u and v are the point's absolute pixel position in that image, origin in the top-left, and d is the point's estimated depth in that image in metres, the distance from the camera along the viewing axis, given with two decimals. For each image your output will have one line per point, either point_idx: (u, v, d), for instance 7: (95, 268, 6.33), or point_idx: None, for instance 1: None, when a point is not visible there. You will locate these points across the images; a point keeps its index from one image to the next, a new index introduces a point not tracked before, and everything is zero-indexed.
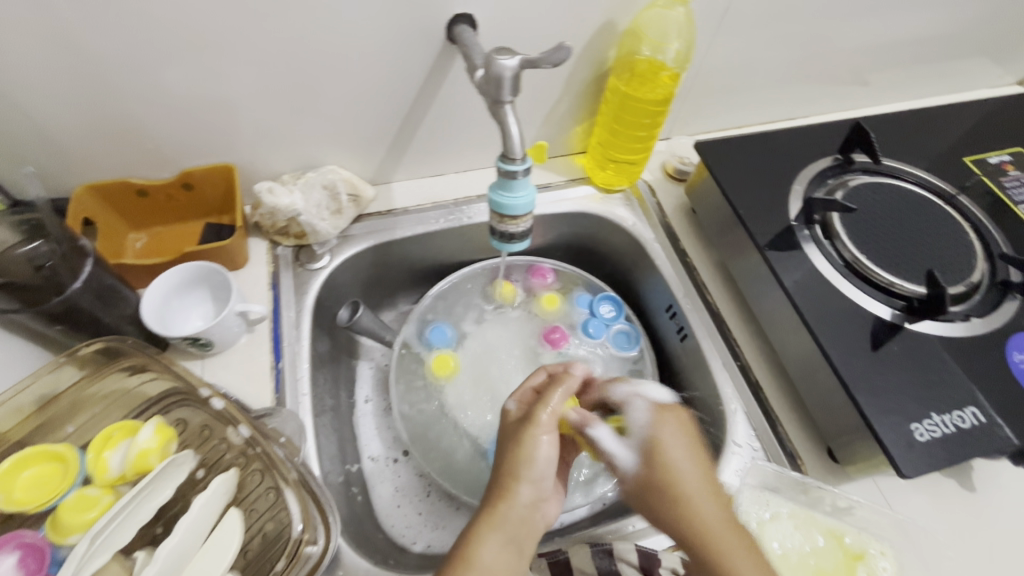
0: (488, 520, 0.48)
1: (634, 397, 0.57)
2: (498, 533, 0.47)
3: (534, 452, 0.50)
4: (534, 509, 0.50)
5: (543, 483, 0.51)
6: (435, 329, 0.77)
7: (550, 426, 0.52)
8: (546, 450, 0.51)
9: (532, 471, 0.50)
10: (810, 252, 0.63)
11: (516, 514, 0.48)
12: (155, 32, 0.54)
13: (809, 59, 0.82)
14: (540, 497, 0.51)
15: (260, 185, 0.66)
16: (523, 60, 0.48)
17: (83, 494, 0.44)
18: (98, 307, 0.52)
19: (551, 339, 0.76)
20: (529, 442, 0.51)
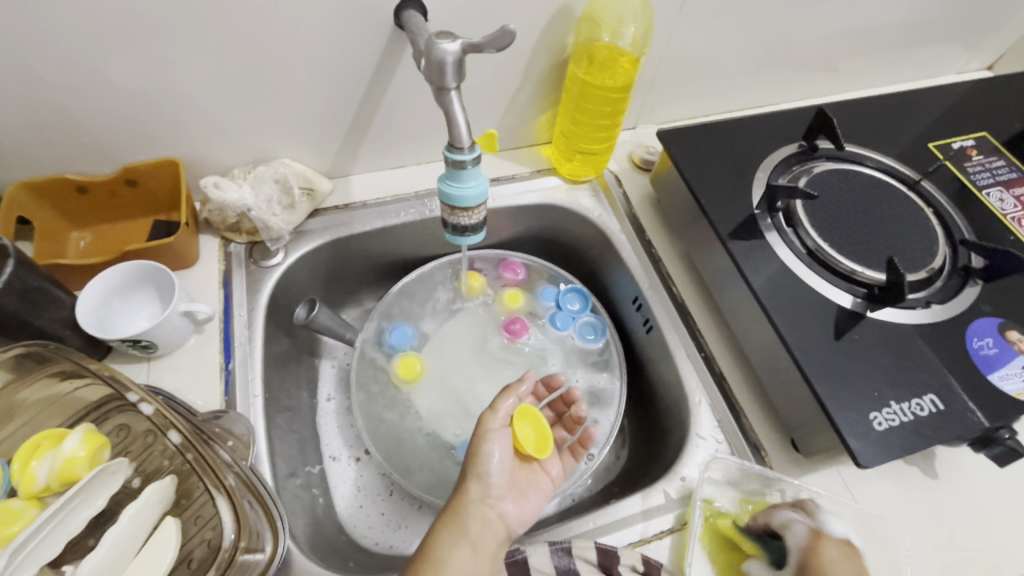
0: (445, 519, 0.54)
1: (792, 520, 0.52)
2: (450, 528, 0.53)
3: (484, 451, 0.58)
4: (483, 509, 0.55)
5: (489, 481, 0.57)
6: (396, 329, 0.75)
7: (496, 427, 0.59)
8: (493, 449, 0.58)
9: (479, 469, 0.57)
10: (772, 241, 0.62)
11: (469, 511, 0.54)
12: (80, 20, 0.51)
13: (774, 45, 0.80)
14: (489, 496, 0.56)
15: (206, 180, 0.63)
16: (465, 44, 0.46)
17: (6, 507, 0.41)
18: (27, 310, 0.49)
19: (512, 330, 0.74)
20: (479, 441, 0.58)
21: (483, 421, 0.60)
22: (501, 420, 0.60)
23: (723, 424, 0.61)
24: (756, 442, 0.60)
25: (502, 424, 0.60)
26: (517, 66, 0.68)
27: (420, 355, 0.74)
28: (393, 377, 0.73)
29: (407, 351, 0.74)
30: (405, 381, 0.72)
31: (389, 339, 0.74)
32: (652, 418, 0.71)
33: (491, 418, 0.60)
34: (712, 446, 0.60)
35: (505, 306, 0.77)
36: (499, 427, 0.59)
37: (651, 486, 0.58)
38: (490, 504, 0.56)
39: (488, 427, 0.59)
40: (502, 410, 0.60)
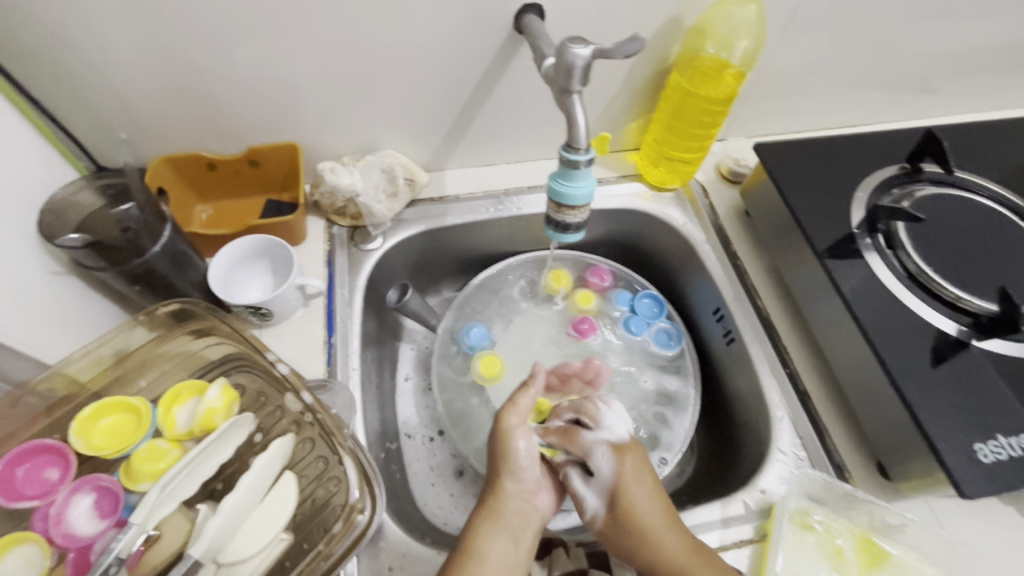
0: (487, 517, 0.54)
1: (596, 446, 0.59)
2: (495, 527, 0.53)
3: (508, 448, 0.57)
4: (518, 504, 0.56)
5: (525, 475, 0.57)
6: (472, 328, 0.77)
7: (518, 423, 0.58)
8: (520, 445, 0.57)
9: (513, 466, 0.57)
10: (872, 261, 0.61)
11: (507, 506, 0.55)
12: (236, 23, 0.55)
13: (877, 65, 0.79)
14: (524, 491, 0.57)
15: (323, 165, 0.68)
16: (596, 50, 0.48)
17: (154, 446, 0.46)
18: (172, 272, 0.55)
19: (580, 330, 0.76)
20: (506, 441, 0.58)
21: (501, 421, 0.59)
22: (523, 415, 0.59)
23: (806, 442, 0.60)
24: (840, 463, 0.59)
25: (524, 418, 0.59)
26: (620, 74, 0.69)
27: (499, 355, 0.76)
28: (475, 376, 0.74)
29: (486, 350, 0.76)
30: (486, 378, 0.73)
31: (467, 338, 0.76)
32: (726, 430, 0.71)
33: (511, 417, 0.58)
34: (793, 462, 0.59)
35: (577, 307, 0.79)
36: (522, 423, 0.58)
37: (730, 496, 0.58)
38: (525, 497, 0.57)
39: (511, 425, 0.58)
40: (522, 407, 0.59)
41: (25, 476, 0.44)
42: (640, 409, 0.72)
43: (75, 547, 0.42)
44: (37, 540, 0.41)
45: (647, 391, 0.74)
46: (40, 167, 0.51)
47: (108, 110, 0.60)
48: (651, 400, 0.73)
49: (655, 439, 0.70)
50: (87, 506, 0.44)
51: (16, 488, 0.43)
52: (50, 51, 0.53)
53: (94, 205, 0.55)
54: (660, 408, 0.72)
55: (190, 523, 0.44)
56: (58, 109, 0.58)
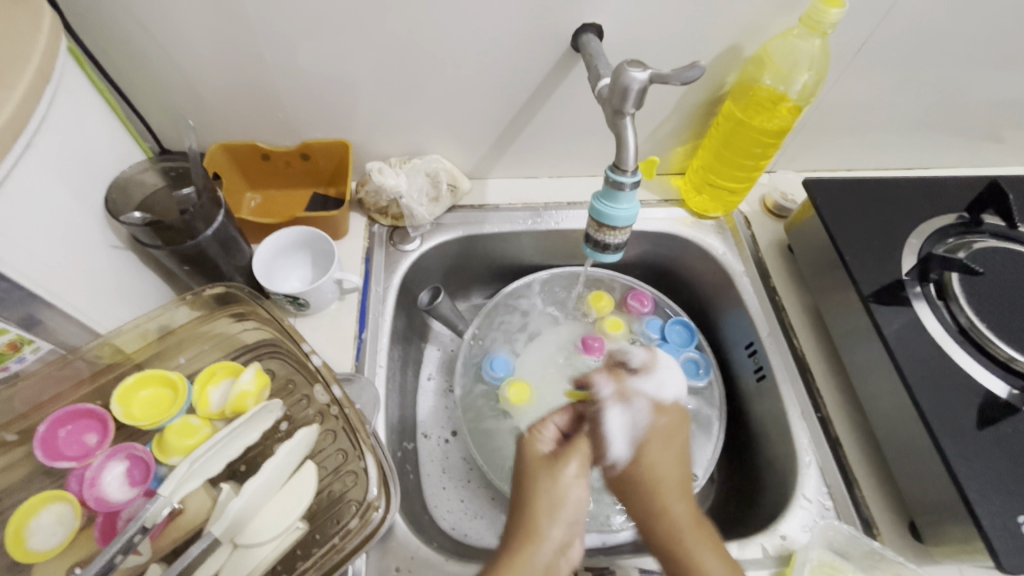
0: (513, 560, 0.47)
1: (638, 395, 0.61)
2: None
3: (561, 494, 0.52)
4: (557, 559, 0.49)
5: (573, 527, 0.51)
6: (495, 357, 0.76)
7: (578, 472, 0.54)
8: (574, 491, 0.53)
9: (565, 514, 0.52)
10: (920, 310, 0.59)
11: (542, 558, 0.48)
12: (305, 26, 0.58)
13: (941, 109, 0.76)
14: (564, 545, 0.50)
15: (371, 165, 0.70)
16: (654, 74, 0.48)
17: (187, 422, 0.48)
18: (221, 256, 0.57)
19: (588, 345, 0.75)
20: (557, 484, 0.53)
21: (551, 468, 0.54)
22: (582, 464, 0.55)
23: (833, 491, 0.58)
24: (868, 517, 0.57)
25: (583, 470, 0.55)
26: (673, 97, 0.69)
27: (525, 379, 0.75)
28: (503, 402, 0.73)
29: (512, 377, 0.75)
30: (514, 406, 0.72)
31: (491, 368, 0.75)
32: (750, 469, 0.69)
33: (568, 469, 0.54)
34: (817, 511, 0.57)
35: (605, 333, 0.77)
36: (581, 473, 0.54)
37: (748, 538, 0.56)
38: (559, 550, 0.50)
39: (569, 472, 0.54)
40: (581, 458, 0.56)
41: (66, 437, 0.46)
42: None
43: (104, 512, 0.44)
44: (69, 500, 0.43)
45: None
46: (114, 144, 0.54)
47: (178, 98, 0.63)
48: None
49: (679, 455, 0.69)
50: (120, 473, 0.45)
51: (56, 447, 0.45)
52: (134, 37, 0.56)
53: (156, 185, 0.57)
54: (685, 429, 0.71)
55: (212, 501, 0.45)
56: (134, 92, 0.61)
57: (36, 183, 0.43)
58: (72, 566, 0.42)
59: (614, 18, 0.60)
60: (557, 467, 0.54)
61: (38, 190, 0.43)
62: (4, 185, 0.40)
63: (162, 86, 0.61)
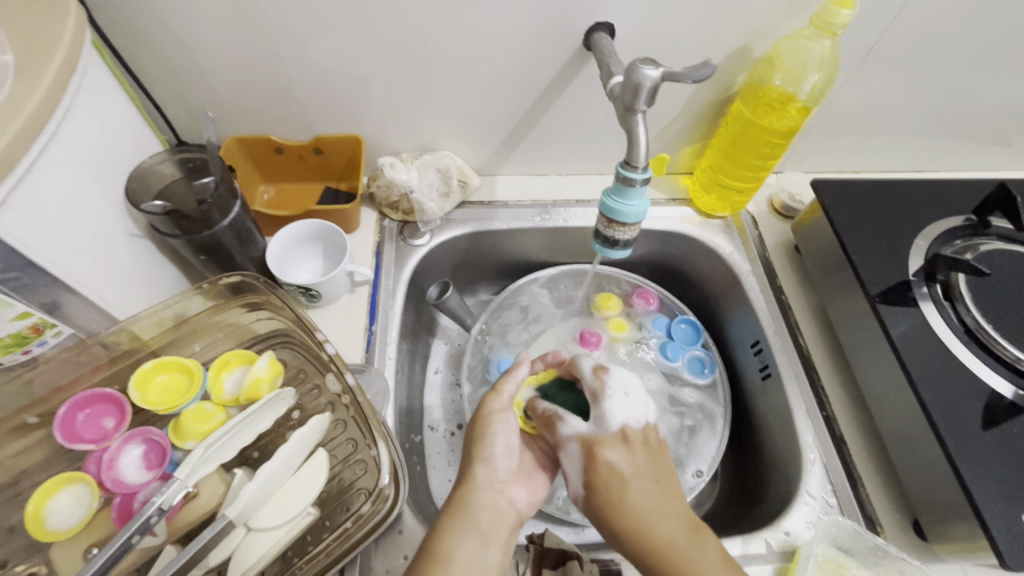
0: (450, 513, 0.50)
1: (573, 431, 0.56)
2: (457, 521, 0.49)
3: (486, 432, 0.55)
4: (492, 496, 0.52)
5: (496, 463, 0.54)
6: (502, 359, 0.76)
7: (500, 409, 0.56)
8: (497, 431, 0.55)
9: (485, 452, 0.54)
10: (926, 310, 0.59)
11: (477, 499, 0.51)
12: (321, 22, 0.59)
13: (950, 113, 0.77)
14: (496, 480, 0.53)
15: (383, 160, 0.71)
16: (666, 72, 0.49)
17: (202, 408, 0.49)
18: (235, 246, 0.58)
19: (585, 339, 0.77)
20: (483, 424, 0.55)
21: (484, 404, 0.56)
22: (506, 401, 0.56)
23: (837, 488, 0.59)
24: (872, 515, 0.57)
25: (508, 405, 0.56)
26: (682, 97, 0.70)
27: None
28: None
29: None
30: None
31: (497, 369, 0.75)
32: (755, 467, 0.69)
33: (495, 401, 0.56)
34: (821, 508, 0.57)
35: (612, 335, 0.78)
36: (504, 409, 0.56)
37: (752, 533, 0.56)
38: (498, 487, 0.53)
39: (492, 409, 0.56)
40: (506, 394, 0.57)
41: (84, 421, 0.47)
42: (665, 419, 0.72)
43: (121, 493, 0.44)
44: (87, 481, 0.44)
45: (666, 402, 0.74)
46: (134, 135, 0.55)
47: (196, 91, 0.64)
48: (674, 419, 0.72)
49: (686, 450, 0.70)
50: (136, 456, 0.46)
51: (75, 431, 0.47)
52: (154, 32, 0.57)
53: (174, 176, 0.59)
54: (689, 423, 0.72)
55: (225, 486, 0.46)
56: (154, 85, 0.62)
57: (61, 171, 0.44)
58: (89, 547, 0.43)
59: (626, 17, 0.60)
60: (480, 412, 0.56)
61: (63, 178, 0.44)
62: (32, 171, 0.41)
63: (181, 80, 0.62)
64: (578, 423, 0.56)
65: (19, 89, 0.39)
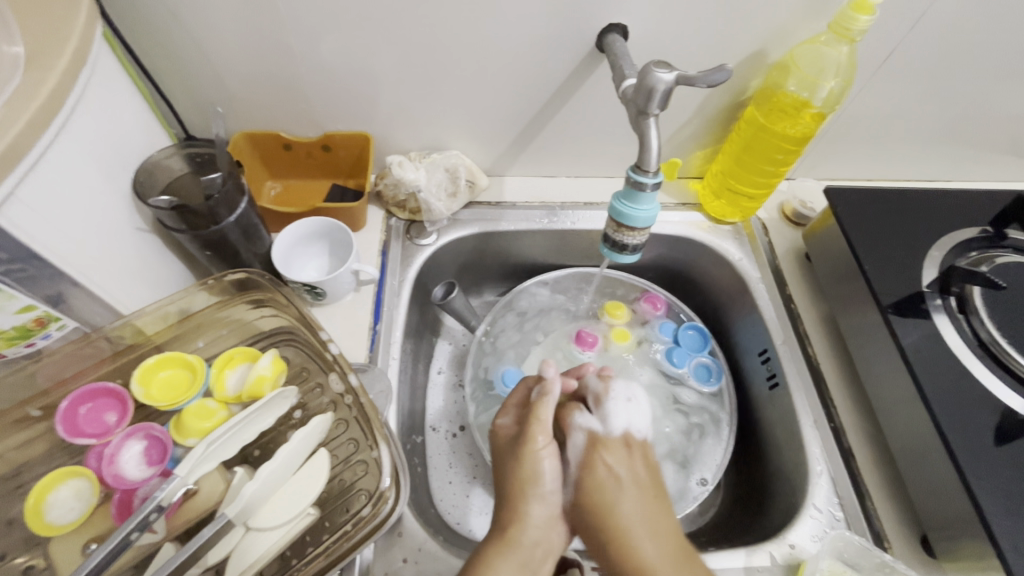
0: (502, 548, 0.48)
1: (578, 433, 0.57)
2: (512, 558, 0.47)
3: (535, 469, 0.52)
4: (544, 533, 0.50)
5: (550, 499, 0.52)
6: (507, 371, 0.75)
7: (546, 442, 0.53)
8: (546, 465, 0.52)
9: (540, 489, 0.52)
10: (940, 323, 0.58)
11: (529, 536, 0.49)
12: (332, 19, 0.58)
13: (968, 122, 0.75)
14: (551, 517, 0.51)
15: (392, 158, 0.70)
16: (680, 76, 0.48)
17: (205, 404, 0.49)
18: (241, 243, 0.58)
19: (582, 338, 0.76)
20: (531, 460, 0.52)
21: (529, 434, 0.53)
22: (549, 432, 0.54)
23: (844, 501, 0.58)
24: (879, 530, 0.56)
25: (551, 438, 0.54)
26: (695, 100, 0.69)
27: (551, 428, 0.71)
28: None
29: None
30: None
31: (501, 381, 0.74)
32: (759, 477, 0.68)
33: (539, 432, 0.53)
34: (828, 521, 0.56)
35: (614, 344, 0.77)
36: (549, 442, 0.53)
37: (757, 545, 0.55)
38: (548, 525, 0.51)
39: (539, 445, 0.53)
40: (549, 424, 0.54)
41: (86, 415, 0.47)
42: (669, 418, 0.73)
43: (121, 488, 0.44)
44: (88, 476, 0.44)
45: (668, 404, 0.74)
46: (142, 128, 0.55)
47: (204, 85, 0.64)
48: (678, 422, 0.72)
49: (691, 455, 0.70)
50: (137, 452, 0.46)
51: (77, 424, 0.46)
52: (165, 25, 0.57)
53: (182, 170, 0.58)
54: (694, 427, 0.72)
55: (225, 483, 0.46)
56: (164, 80, 0.62)
57: (69, 164, 0.43)
58: (88, 542, 0.42)
59: (640, 20, 0.60)
60: (525, 442, 0.53)
61: (71, 171, 0.44)
62: (40, 164, 0.40)
63: (190, 73, 0.62)
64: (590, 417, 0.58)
65: (28, 81, 0.39)
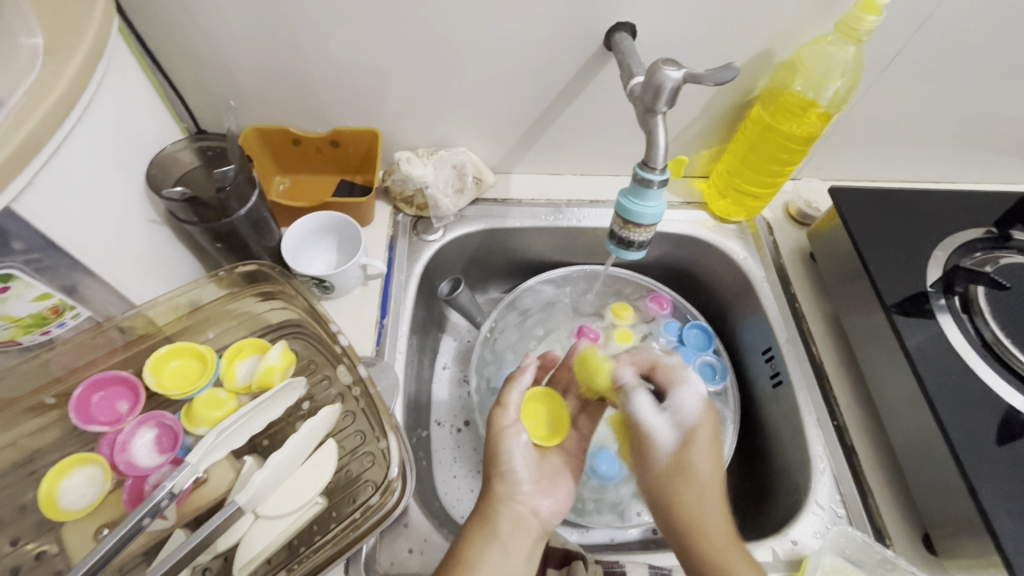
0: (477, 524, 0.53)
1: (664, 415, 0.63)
2: (485, 532, 0.52)
3: (500, 448, 0.58)
4: (513, 509, 0.55)
5: (516, 478, 0.57)
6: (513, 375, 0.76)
7: (510, 424, 0.60)
8: (511, 446, 0.58)
9: (506, 469, 0.58)
10: (944, 323, 0.58)
11: (502, 513, 0.54)
12: (343, 15, 0.59)
13: (974, 124, 0.76)
14: (517, 494, 0.57)
15: (400, 154, 0.71)
16: (688, 74, 0.49)
17: (214, 394, 0.49)
18: (251, 236, 0.59)
19: (584, 333, 0.78)
20: (496, 440, 0.59)
21: (495, 418, 0.60)
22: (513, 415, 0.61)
23: (846, 499, 0.58)
24: (881, 527, 0.57)
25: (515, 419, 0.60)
26: (702, 99, 0.69)
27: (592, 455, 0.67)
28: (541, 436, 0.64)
29: None
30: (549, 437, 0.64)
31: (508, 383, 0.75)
32: (762, 475, 0.69)
33: (503, 415, 0.60)
34: (829, 518, 0.57)
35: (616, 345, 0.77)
36: (514, 423, 0.60)
37: (759, 541, 0.56)
38: (520, 500, 0.56)
39: (502, 425, 0.59)
40: (511, 406, 0.61)
41: (99, 403, 0.48)
42: None
43: (134, 475, 0.45)
44: (99, 463, 0.45)
45: None
46: (155, 121, 0.56)
47: (215, 80, 0.64)
48: None
49: None
50: (149, 440, 0.47)
51: (89, 412, 0.47)
52: (178, 20, 0.57)
53: (192, 164, 0.59)
54: None
55: (234, 473, 0.47)
56: (176, 75, 0.63)
57: (86, 155, 0.44)
58: (99, 528, 0.43)
59: (648, 18, 0.60)
60: (490, 424, 0.60)
61: (86, 162, 0.44)
62: (57, 154, 0.41)
63: (200, 68, 0.63)
64: (671, 403, 0.64)
65: (48, 72, 0.40)
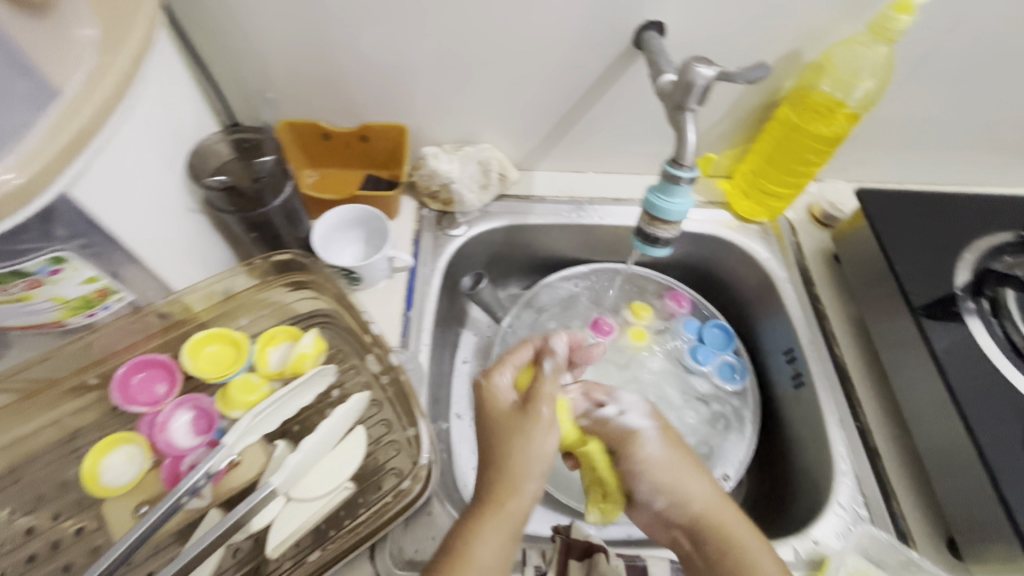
0: (489, 518, 0.45)
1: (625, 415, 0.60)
2: (500, 533, 0.45)
3: (538, 444, 0.48)
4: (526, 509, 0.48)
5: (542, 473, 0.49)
6: None
7: (548, 420, 0.49)
8: (547, 443, 0.48)
9: (540, 467, 0.48)
10: (972, 326, 0.58)
11: (520, 508, 0.47)
12: (376, 13, 0.60)
13: (1004, 128, 0.75)
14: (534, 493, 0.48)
15: (427, 149, 0.73)
16: (720, 72, 0.49)
17: (248, 379, 0.50)
18: (284, 226, 0.60)
19: (600, 327, 0.79)
20: (534, 435, 0.48)
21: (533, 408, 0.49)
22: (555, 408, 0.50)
23: (869, 500, 0.58)
24: (904, 529, 0.56)
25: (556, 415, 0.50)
26: (729, 98, 0.69)
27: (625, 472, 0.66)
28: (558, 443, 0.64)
29: None
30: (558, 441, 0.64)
31: None
32: (782, 475, 0.69)
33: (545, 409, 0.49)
34: (851, 519, 0.57)
35: (631, 344, 0.78)
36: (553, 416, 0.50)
37: (780, 539, 0.56)
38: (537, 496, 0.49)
39: (543, 419, 0.49)
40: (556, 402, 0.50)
41: (139, 383, 0.50)
42: (691, 408, 0.74)
43: (171, 455, 0.47)
44: (139, 442, 0.47)
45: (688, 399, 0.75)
46: (195, 113, 0.57)
47: (249, 74, 0.66)
48: (700, 417, 0.73)
49: (715, 451, 0.70)
50: (186, 421, 0.49)
51: (130, 392, 0.49)
52: (216, 16, 0.59)
53: (227, 156, 0.60)
54: (716, 421, 0.73)
55: (266, 456, 0.48)
56: (214, 69, 0.64)
57: (133, 144, 0.46)
58: (139, 504, 0.45)
59: (677, 18, 0.60)
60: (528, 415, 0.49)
61: (133, 152, 0.46)
62: (111, 142, 0.43)
63: (235, 62, 0.64)
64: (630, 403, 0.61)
65: (101, 63, 0.41)
